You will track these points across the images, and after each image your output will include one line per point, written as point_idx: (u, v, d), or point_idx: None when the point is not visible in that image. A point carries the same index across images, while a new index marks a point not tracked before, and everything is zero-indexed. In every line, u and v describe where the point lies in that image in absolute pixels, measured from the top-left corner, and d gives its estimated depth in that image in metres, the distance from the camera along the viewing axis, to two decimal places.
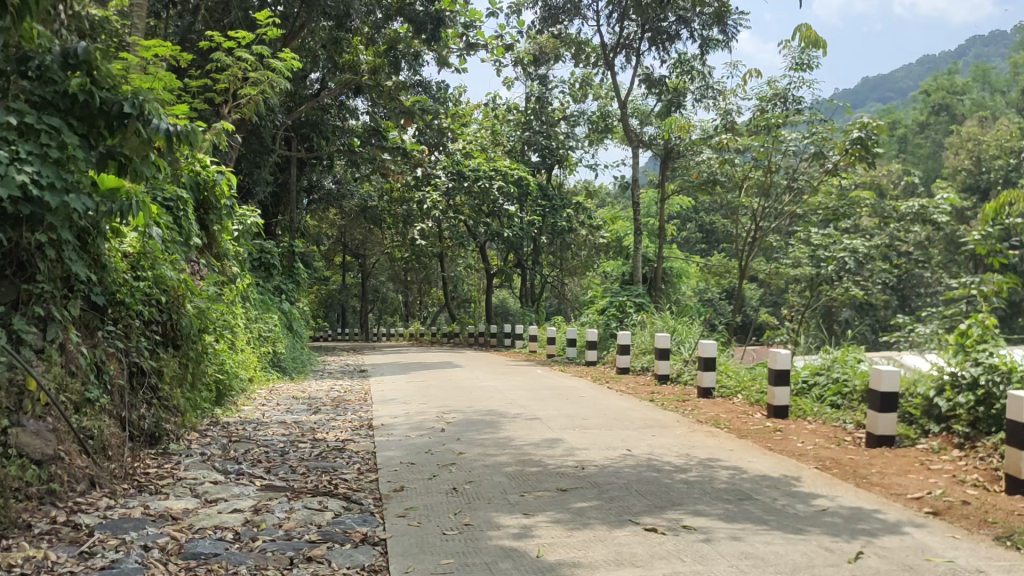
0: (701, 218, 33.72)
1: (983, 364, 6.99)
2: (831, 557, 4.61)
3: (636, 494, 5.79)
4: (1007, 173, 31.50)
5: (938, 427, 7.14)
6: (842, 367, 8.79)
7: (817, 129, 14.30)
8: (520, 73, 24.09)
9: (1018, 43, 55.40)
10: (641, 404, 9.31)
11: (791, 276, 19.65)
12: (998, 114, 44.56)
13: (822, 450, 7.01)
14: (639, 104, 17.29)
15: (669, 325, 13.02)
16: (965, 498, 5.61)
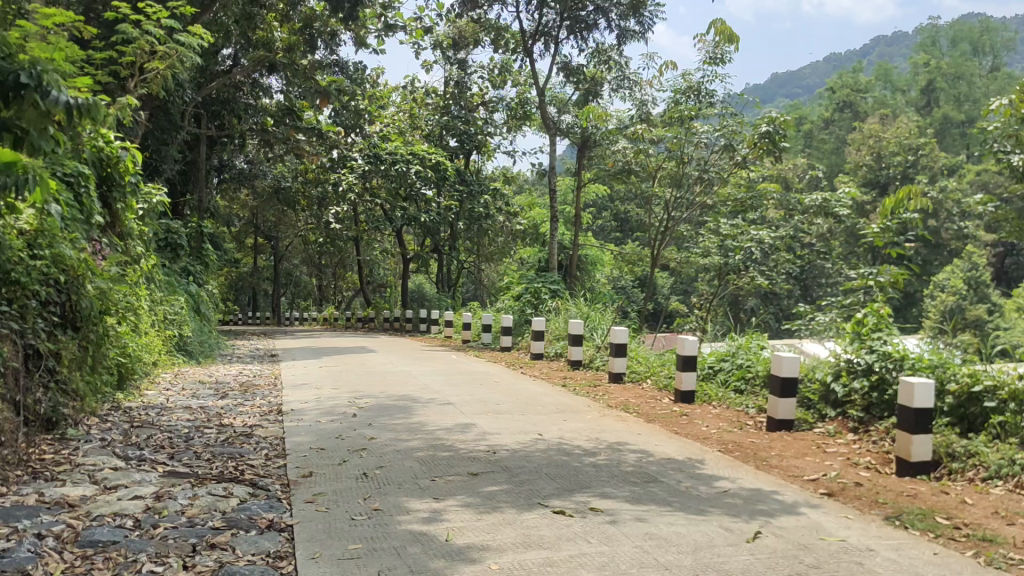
0: (616, 207, 34.17)
1: (877, 351, 7.34)
2: (731, 537, 4.77)
3: (546, 477, 5.86)
4: (904, 169, 32.88)
5: (834, 411, 7.45)
6: (746, 354, 9.09)
7: (727, 122, 14.83)
8: (439, 57, 23.92)
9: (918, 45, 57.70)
10: (554, 388, 9.42)
11: (701, 265, 20.12)
12: (898, 113, 46.42)
13: (725, 434, 7.23)
14: (557, 92, 17.34)
15: (582, 311, 13.18)
16: (858, 480, 5.88)
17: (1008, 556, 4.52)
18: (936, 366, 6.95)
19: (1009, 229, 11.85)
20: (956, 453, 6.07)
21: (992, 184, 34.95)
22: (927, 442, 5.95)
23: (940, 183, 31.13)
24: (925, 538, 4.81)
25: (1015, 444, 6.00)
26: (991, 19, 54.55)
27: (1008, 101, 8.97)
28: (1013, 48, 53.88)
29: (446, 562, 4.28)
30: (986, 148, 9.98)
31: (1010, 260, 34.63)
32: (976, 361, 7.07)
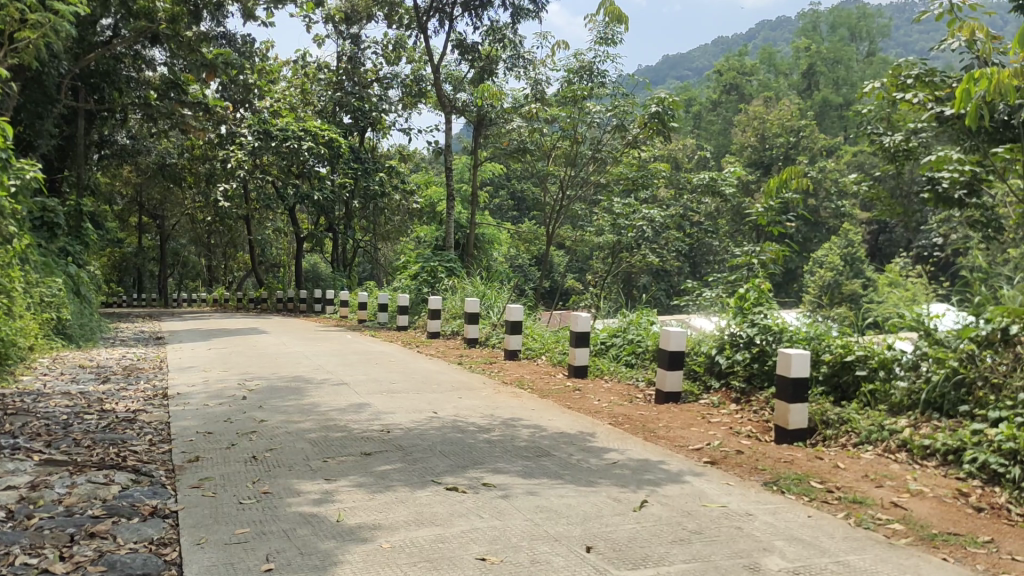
0: (512, 185, 34.33)
1: (758, 325, 7.68)
2: (618, 507, 4.91)
3: (439, 455, 5.89)
4: (787, 151, 34.11)
5: (718, 382, 7.75)
6: (637, 329, 9.36)
7: (619, 103, 14.83)
8: (331, 31, 23.44)
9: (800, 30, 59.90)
10: (449, 366, 9.43)
11: (595, 243, 20.45)
12: (781, 96, 48.13)
13: (615, 407, 7.42)
14: (452, 69, 17.22)
15: (478, 290, 13.24)
16: (740, 448, 6.13)
17: (876, 516, 4.80)
18: (812, 338, 7.31)
19: (880, 207, 12.50)
20: (831, 420, 6.40)
21: (867, 165, 36.67)
22: (803, 410, 6.25)
23: (820, 164, 32.45)
24: (801, 502, 5.07)
25: (884, 410, 6.39)
26: (866, 6, 57.03)
27: (881, 85, 9.43)
28: (886, 35, 56.50)
29: (337, 542, 4.26)
30: (859, 130, 10.49)
31: (883, 238, 36.51)
32: (849, 332, 7.48)
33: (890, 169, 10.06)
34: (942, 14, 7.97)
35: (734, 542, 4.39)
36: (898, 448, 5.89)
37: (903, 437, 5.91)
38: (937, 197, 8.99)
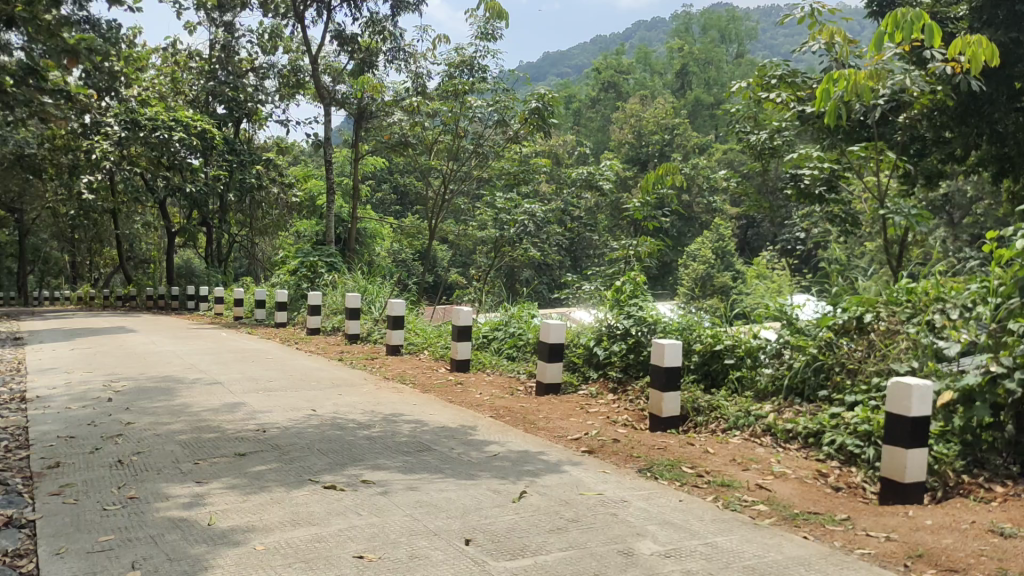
0: (394, 180, 34.05)
1: (633, 317, 7.92)
2: (497, 498, 4.95)
3: (317, 453, 5.78)
4: (662, 149, 35.09)
5: (596, 373, 7.94)
6: (518, 323, 9.48)
7: (500, 98, 14.99)
8: (203, 19, 22.61)
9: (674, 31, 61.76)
10: (329, 363, 9.28)
11: (477, 238, 20.51)
12: (656, 95, 49.53)
13: (496, 400, 7.47)
14: (331, 60, 16.91)
15: (359, 285, 13.07)
16: (616, 436, 6.28)
17: (743, 498, 5.02)
18: (684, 328, 7.59)
19: (748, 203, 13.02)
20: (701, 407, 6.66)
21: (736, 163, 38.17)
22: (676, 398, 6.47)
23: (693, 161, 33.55)
24: (673, 487, 5.24)
25: (751, 397, 6.71)
26: (735, 10, 59.36)
27: (747, 85, 9.89)
28: (753, 38, 58.96)
29: (208, 546, 4.12)
30: (728, 128, 10.92)
31: (751, 232, 38.04)
32: (719, 323, 7.78)
33: (756, 166, 10.51)
34: (804, 18, 8.32)
35: (609, 528, 4.50)
36: (763, 432, 6.19)
37: (768, 422, 6.21)
38: (800, 193, 9.29)
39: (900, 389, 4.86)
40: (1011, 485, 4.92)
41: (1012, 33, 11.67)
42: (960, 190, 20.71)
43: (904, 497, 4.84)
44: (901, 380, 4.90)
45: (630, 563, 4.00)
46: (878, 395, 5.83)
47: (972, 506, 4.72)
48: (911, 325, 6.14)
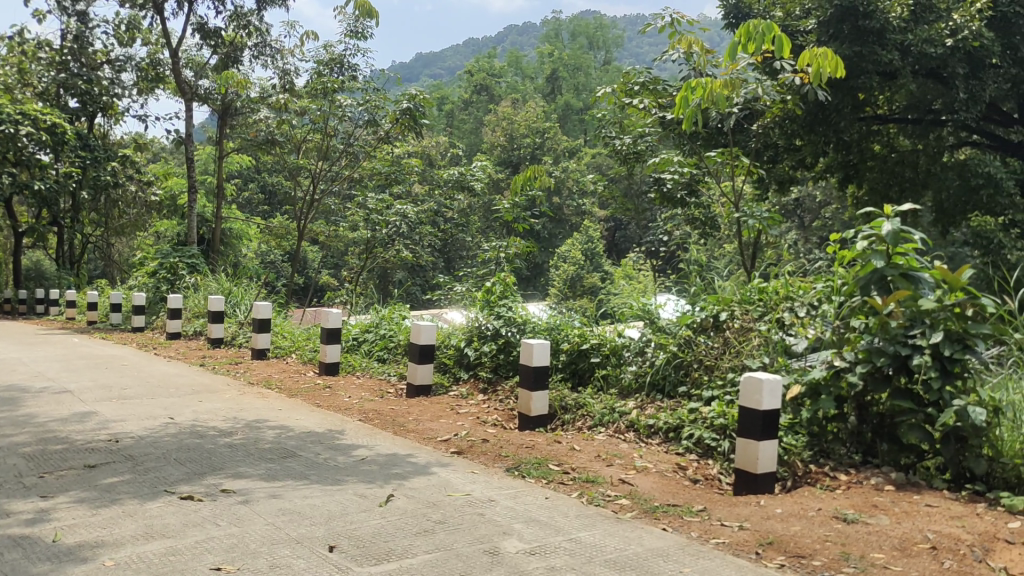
0: (262, 179, 33.08)
1: (503, 317, 8.00)
2: (364, 503, 4.88)
3: (175, 463, 5.54)
4: (533, 152, 35.06)
5: (467, 374, 7.97)
6: (389, 324, 9.42)
7: (370, 96, 14.75)
8: (53, 7, 21.30)
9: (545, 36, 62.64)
10: (190, 369, 8.91)
11: (348, 239, 20.17)
12: (528, 99, 50.05)
13: (365, 403, 7.37)
14: (193, 54, 16.24)
15: (224, 287, 12.63)
16: (485, 437, 6.31)
17: (607, 494, 5.13)
18: (552, 329, 7.75)
19: (615, 206, 13.36)
20: (568, 406, 6.78)
21: (605, 166, 39.02)
22: (545, 397, 6.55)
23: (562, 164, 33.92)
24: (539, 485, 5.31)
25: (615, 394, 6.91)
26: (603, 18, 60.78)
27: (612, 90, 10.16)
28: (620, 45, 60.50)
29: (51, 565, 3.87)
30: (595, 133, 11.15)
31: (619, 234, 38.88)
32: (586, 323, 7.94)
33: (622, 169, 10.75)
34: (664, 27, 8.65)
35: (475, 529, 4.51)
36: (627, 428, 6.37)
37: (632, 418, 6.40)
38: (663, 197, 9.87)
39: (752, 383, 5.08)
40: (853, 473, 5.24)
41: (855, 47, 12.44)
42: (811, 196, 21.91)
43: (756, 488, 5.08)
44: (753, 375, 5.13)
45: (496, 562, 4.02)
46: (733, 390, 6.12)
47: (818, 494, 5.00)
48: (763, 323, 6.43)
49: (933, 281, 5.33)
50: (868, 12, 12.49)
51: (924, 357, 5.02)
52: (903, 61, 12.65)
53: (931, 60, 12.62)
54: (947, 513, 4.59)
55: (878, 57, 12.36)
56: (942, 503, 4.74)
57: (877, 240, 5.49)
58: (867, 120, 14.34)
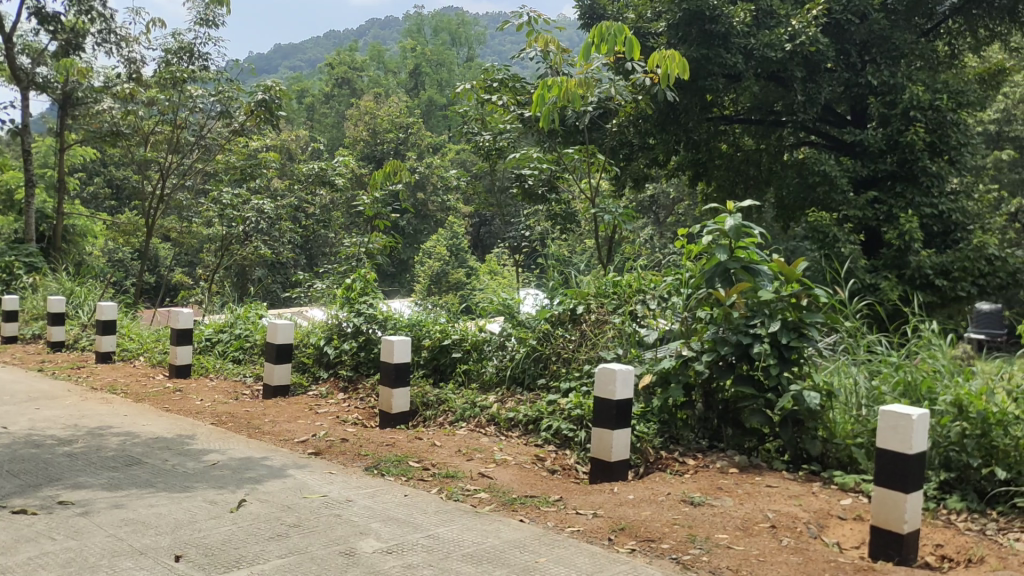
0: (109, 172, 31.32)
1: (364, 314, 7.92)
2: (214, 509, 4.71)
3: (6, 476, 5.17)
4: (396, 147, 34.30)
5: (326, 373, 7.87)
6: (244, 324, 9.16)
7: (223, 87, 14.38)
8: None
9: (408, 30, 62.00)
10: (26, 374, 8.34)
11: (203, 235, 19.39)
12: (390, 94, 49.40)
13: (219, 406, 7.12)
14: (29, 39, 15.15)
15: (65, 287, 11.90)
16: (344, 436, 6.20)
17: (465, 488, 5.16)
18: (414, 325, 7.73)
19: (477, 201, 13.40)
20: (430, 402, 6.78)
21: (469, 162, 39.01)
22: (406, 394, 6.50)
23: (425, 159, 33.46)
24: (398, 482, 5.28)
25: (476, 388, 6.97)
26: (463, 14, 60.76)
27: (471, 87, 10.26)
28: (482, 42, 60.75)
29: None
30: (457, 129, 11.10)
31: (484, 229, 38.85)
32: (448, 318, 7.96)
33: (485, 165, 10.77)
34: (521, 25, 8.70)
35: (332, 530, 4.43)
36: (487, 422, 6.44)
37: (492, 412, 6.47)
38: (524, 193, 9.96)
39: (606, 374, 5.19)
40: (701, 458, 5.49)
41: (702, 49, 13.02)
42: (665, 192, 22.73)
43: (611, 476, 5.22)
44: (607, 365, 5.24)
45: (351, 563, 3.96)
46: (588, 381, 6.29)
47: (668, 479, 5.19)
48: (617, 315, 6.59)
49: (772, 273, 5.56)
50: (713, 16, 13.07)
51: (764, 345, 5.31)
52: (747, 63, 13.27)
53: (772, 63, 13.30)
54: (785, 492, 4.87)
55: (723, 60, 12.98)
56: (781, 482, 5.04)
57: (721, 236, 5.62)
58: (715, 121, 15.01)
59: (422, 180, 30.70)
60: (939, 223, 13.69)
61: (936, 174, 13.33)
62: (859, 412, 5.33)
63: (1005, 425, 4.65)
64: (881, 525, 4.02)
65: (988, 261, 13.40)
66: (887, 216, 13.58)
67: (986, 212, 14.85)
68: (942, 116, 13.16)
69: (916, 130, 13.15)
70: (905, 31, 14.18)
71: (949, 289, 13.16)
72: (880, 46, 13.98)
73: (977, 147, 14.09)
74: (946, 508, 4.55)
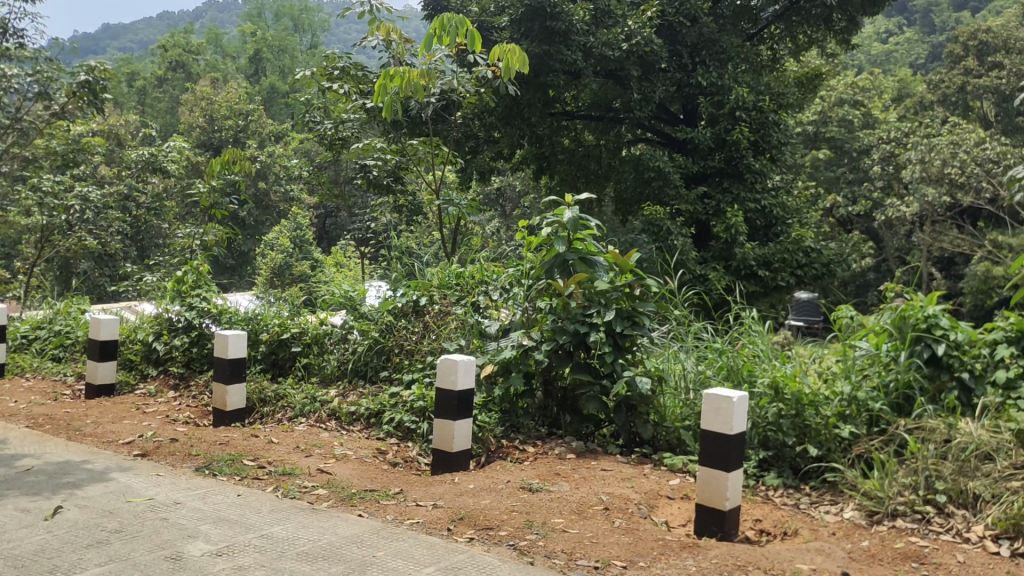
0: None
1: (196, 308, 7.61)
2: (26, 518, 4.38)
3: None
4: (236, 134, 32.81)
5: (156, 370, 7.50)
6: (65, 320, 8.58)
7: (41, 67, 12.39)
8: None
9: (248, 14, 59.59)
10: None
11: (21, 224, 17.96)
12: (229, 80, 47.35)
13: (36, 408, 6.63)
14: None
15: None
16: (174, 436, 5.92)
17: (303, 485, 5.03)
18: (251, 319, 7.49)
19: (321, 191, 13.09)
20: (267, 398, 6.59)
21: (314, 152, 37.96)
22: (242, 390, 6.28)
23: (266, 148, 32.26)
24: (232, 481, 5.09)
25: (316, 383, 6.85)
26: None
27: (312, 74, 10.03)
28: (326, 29, 59.32)
29: None
30: (300, 118, 10.86)
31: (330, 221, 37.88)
32: (287, 310, 7.75)
33: (328, 155, 10.55)
34: (364, 13, 8.53)
35: (157, 534, 4.22)
36: (328, 417, 6.32)
37: (332, 406, 6.35)
38: (369, 184, 9.81)
39: (448, 365, 5.17)
40: (539, 445, 5.60)
41: (544, 45, 13.24)
42: (511, 185, 23.02)
43: (452, 466, 5.23)
44: (449, 356, 5.23)
45: (178, 567, 3.79)
46: (431, 373, 6.28)
47: (508, 467, 5.26)
48: (460, 306, 6.58)
49: (607, 265, 5.70)
50: (554, 13, 13.23)
51: (600, 334, 5.45)
52: (586, 61, 13.62)
53: (610, 62, 13.70)
54: (620, 476, 5.04)
55: (563, 56, 13.24)
56: (615, 466, 5.21)
57: (560, 228, 5.68)
58: (558, 116, 15.33)
59: (263, 170, 29.62)
60: (762, 217, 14.58)
61: (759, 171, 14.21)
62: (687, 396, 5.59)
63: (816, 406, 4.98)
64: (706, 503, 4.22)
65: (805, 253, 14.38)
66: (716, 211, 14.33)
67: (803, 208, 15.93)
68: (765, 116, 13.99)
69: (742, 129, 13.93)
70: (731, 35, 14.98)
71: (770, 279, 14.03)
72: (709, 49, 14.67)
73: (796, 146, 15.09)
74: (764, 485, 4.83)
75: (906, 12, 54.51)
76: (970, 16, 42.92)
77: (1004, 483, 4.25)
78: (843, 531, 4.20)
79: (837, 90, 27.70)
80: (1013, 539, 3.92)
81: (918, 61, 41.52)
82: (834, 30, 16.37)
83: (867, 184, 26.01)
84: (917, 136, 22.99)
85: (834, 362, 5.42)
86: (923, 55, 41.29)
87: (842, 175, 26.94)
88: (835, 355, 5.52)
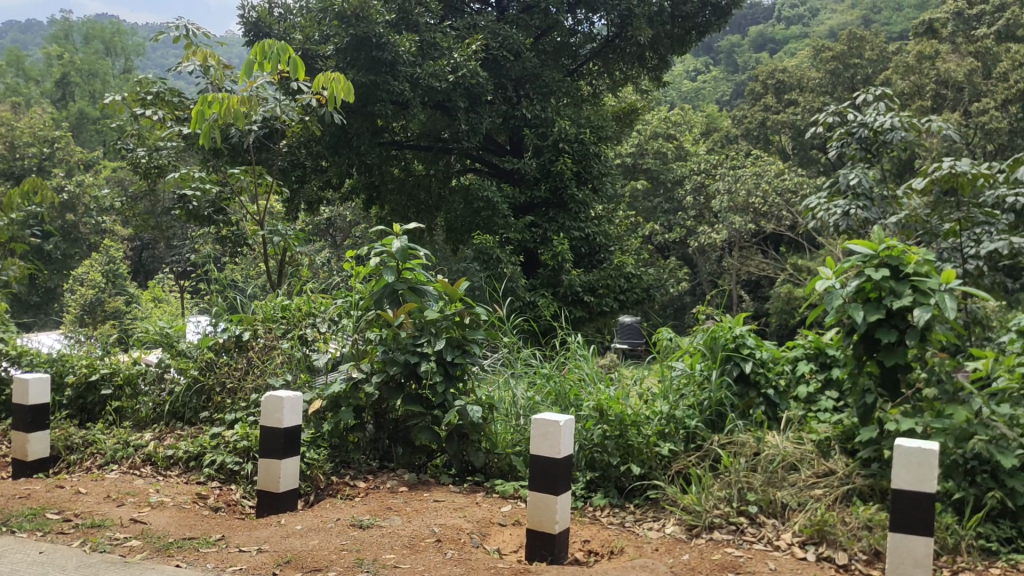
0: None
1: None
2: None
3: None
4: (40, 162, 30.54)
5: None
6: None
7: None
8: None
9: (53, 34, 55.86)
10: None
11: None
12: (31, 104, 44.10)
13: None
14: None
15: None
16: None
17: (113, 537, 4.67)
18: (55, 361, 6.96)
19: (136, 222, 12.38)
20: (74, 445, 6.12)
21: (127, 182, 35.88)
22: (45, 438, 5.80)
23: (74, 176, 30.23)
24: (31, 539, 4.66)
25: (129, 427, 6.44)
26: (118, 22, 56.21)
27: (121, 98, 9.50)
28: (140, 54, 56.64)
29: None
30: (111, 144, 10.28)
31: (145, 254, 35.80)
32: (96, 349, 7.25)
33: (143, 184, 10.01)
34: (178, 38, 8.19)
35: None
36: (142, 463, 5.94)
37: (148, 451, 5.98)
38: (189, 214, 9.39)
39: (272, 402, 4.96)
40: (370, 480, 5.50)
41: (370, 75, 13.14)
42: (341, 215, 22.71)
43: (279, 506, 5.02)
44: (274, 393, 5.02)
45: None
46: (256, 411, 6.04)
47: (338, 504, 5.11)
48: (286, 340, 6.35)
49: (436, 294, 5.63)
50: (380, 43, 13.12)
51: (430, 364, 5.39)
52: (413, 91, 13.61)
53: (437, 93, 13.80)
54: (452, 506, 5.02)
55: (390, 86, 13.21)
56: (447, 497, 5.19)
57: (388, 257, 5.54)
58: (387, 146, 15.28)
59: (71, 201, 27.70)
60: (586, 245, 15.14)
61: (583, 201, 14.79)
62: (517, 422, 5.67)
63: (638, 425, 5.16)
64: (536, 527, 4.25)
65: (626, 278, 15.03)
66: (544, 239, 14.72)
67: (623, 235, 16.66)
68: (586, 148, 14.66)
69: (565, 160, 14.53)
70: (552, 70, 15.55)
71: (596, 304, 14.51)
72: (532, 82, 15.16)
73: (616, 177, 15.82)
74: (592, 506, 4.95)
75: (712, 53, 58.60)
76: (767, 57, 46.74)
77: (807, 492, 4.56)
78: (666, 546, 4.36)
79: (653, 124, 29.29)
80: (817, 544, 4.20)
81: (723, 99, 44.65)
82: (647, 67, 17.38)
83: (683, 212, 27.55)
84: (726, 168, 24.62)
85: (654, 383, 5.65)
86: (728, 92, 44.55)
87: (659, 204, 28.38)
88: (654, 376, 5.76)
